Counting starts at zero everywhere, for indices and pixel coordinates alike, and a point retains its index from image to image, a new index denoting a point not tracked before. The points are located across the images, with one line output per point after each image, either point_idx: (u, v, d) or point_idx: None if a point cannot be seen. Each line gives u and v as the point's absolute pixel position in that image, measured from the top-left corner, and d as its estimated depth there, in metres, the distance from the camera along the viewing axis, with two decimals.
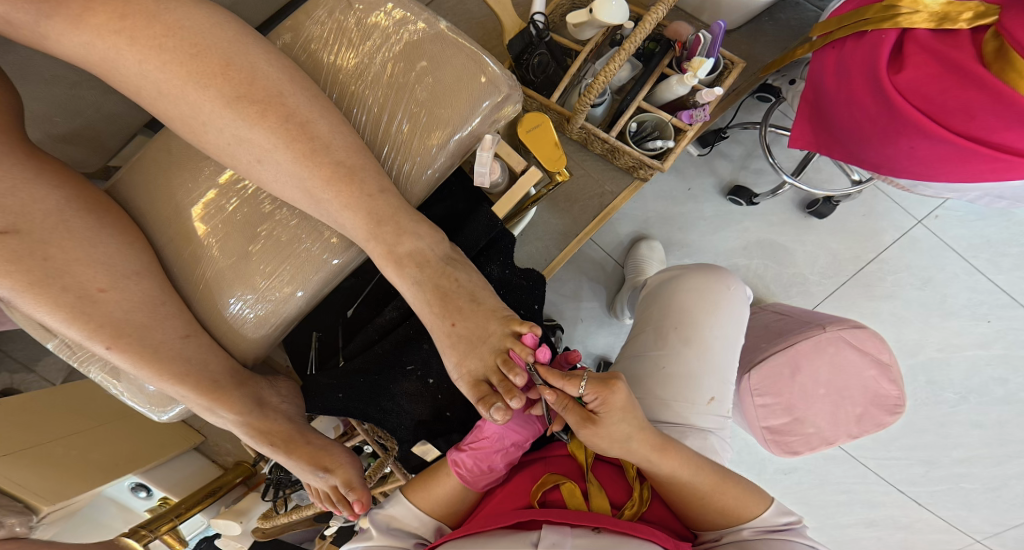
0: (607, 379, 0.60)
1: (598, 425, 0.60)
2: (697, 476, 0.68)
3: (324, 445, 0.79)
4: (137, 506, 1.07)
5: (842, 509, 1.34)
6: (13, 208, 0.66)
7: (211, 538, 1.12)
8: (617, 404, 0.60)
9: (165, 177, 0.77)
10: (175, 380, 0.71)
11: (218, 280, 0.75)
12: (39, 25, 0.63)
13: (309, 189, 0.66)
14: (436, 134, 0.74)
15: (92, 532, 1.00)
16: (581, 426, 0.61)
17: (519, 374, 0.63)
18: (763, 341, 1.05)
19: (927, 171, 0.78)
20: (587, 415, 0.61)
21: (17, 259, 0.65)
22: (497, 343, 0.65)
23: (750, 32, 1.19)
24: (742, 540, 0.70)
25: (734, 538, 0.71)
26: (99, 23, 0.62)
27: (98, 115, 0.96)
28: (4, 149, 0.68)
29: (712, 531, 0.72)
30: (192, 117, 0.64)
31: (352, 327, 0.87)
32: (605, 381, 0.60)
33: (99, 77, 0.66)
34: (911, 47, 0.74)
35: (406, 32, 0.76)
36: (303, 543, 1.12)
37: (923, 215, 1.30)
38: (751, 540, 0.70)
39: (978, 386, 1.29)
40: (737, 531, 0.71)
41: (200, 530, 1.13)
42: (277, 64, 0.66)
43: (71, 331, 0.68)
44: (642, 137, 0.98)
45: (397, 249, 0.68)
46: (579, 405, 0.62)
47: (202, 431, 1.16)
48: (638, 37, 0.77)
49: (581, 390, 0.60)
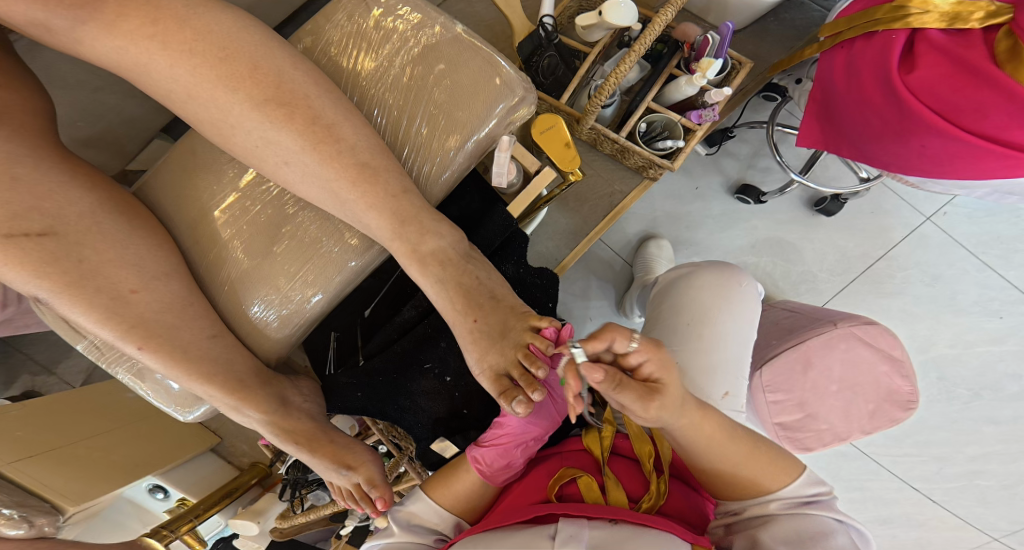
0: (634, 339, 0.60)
1: (626, 389, 0.58)
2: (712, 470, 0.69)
3: (346, 443, 0.81)
4: (153, 507, 1.10)
5: (854, 506, 1.34)
6: (49, 210, 0.68)
7: (229, 539, 1.14)
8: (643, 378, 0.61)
9: (190, 180, 0.79)
10: (202, 379, 0.73)
11: (242, 281, 0.77)
12: (75, 31, 0.65)
13: (334, 190, 0.68)
14: (454, 137, 0.75)
15: (114, 533, 1.02)
16: (610, 388, 0.58)
17: (541, 367, 0.64)
18: (774, 337, 1.06)
19: (939, 169, 0.79)
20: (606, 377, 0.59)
21: (54, 260, 0.67)
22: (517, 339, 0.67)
23: (756, 32, 1.21)
24: (768, 512, 0.69)
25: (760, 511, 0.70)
26: (133, 29, 0.64)
27: (118, 120, 0.99)
28: (39, 152, 0.70)
29: (736, 502, 0.71)
30: (221, 120, 0.67)
31: (370, 326, 0.88)
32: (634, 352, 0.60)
33: (129, 81, 0.68)
34: (923, 47, 0.75)
35: (424, 36, 0.78)
36: (318, 543, 1.13)
37: (932, 212, 1.31)
38: (777, 512, 0.69)
39: (990, 382, 1.30)
40: (764, 502, 0.70)
41: (218, 531, 1.14)
42: (302, 68, 0.68)
43: (104, 331, 0.70)
44: (652, 137, 0.99)
45: (420, 248, 0.70)
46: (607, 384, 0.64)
47: (219, 433, 1.20)
48: (648, 39, 0.79)
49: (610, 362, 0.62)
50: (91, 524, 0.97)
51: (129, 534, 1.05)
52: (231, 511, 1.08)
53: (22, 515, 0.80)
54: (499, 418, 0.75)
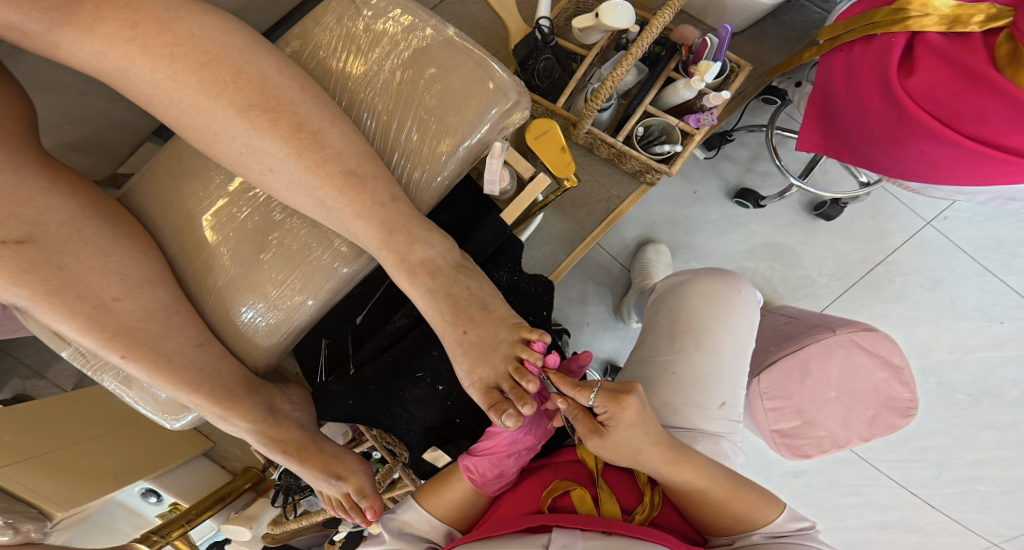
0: (618, 392, 0.60)
1: (612, 438, 0.61)
2: (709, 485, 0.67)
3: (336, 453, 0.80)
4: (147, 511, 1.07)
5: (852, 512, 1.33)
6: (28, 217, 0.66)
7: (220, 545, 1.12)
8: (625, 421, 0.59)
9: (176, 185, 0.78)
10: (188, 389, 0.72)
11: (229, 288, 0.76)
12: (51, 34, 0.64)
13: (321, 198, 0.66)
14: (446, 142, 0.74)
15: (104, 538, 1.01)
16: (595, 438, 0.62)
17: (530, 381, 0.63)
18: (772, 344, 1.04)
19: (939, 174, 0.78)
20: (597, 427, 0.61)
21: (34, 268, 0.66)
22: (507, 351, 0.65)
23: (755, 35, 1.19)
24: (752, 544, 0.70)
25: (744, 543, 0.70)
26: (112, 32, 0.63)
27: (107, 123, 0.98)
28: (19, 158, 0.68)
29: (722, 536, 0.72)
30: (204, 126, 0.65)
31: (361, 334, 0.87)
32: (615, 396, 0.59)
33: (110, 86, 0.67)
34: (922, 51, 0.74)
35: (415, 39, 0.76)
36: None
37: (932, 216, 1.30)
38: (761, 544, 0.70)
39: (991, 388, 1.28)
40: (747, 536, 0.70)
41: (210, 535, 1.12)
42: (288, 72, 0.67)
43: (86, 340, 0.68)
44: (648, 142, 0.97)
45: (409, 257, 0.68)
46: (590, 414, 0.63)
47: (211, 437, 1.17)
48: (645, 42, 0.79)
49: (591, 401, 0.60)
50: (80, 528, 0.96)
51: (120, 539, 1.04)
52: (224, 515, 1.07)
53: (8, 522, 0.79)
54: (492, 426, 0.74)
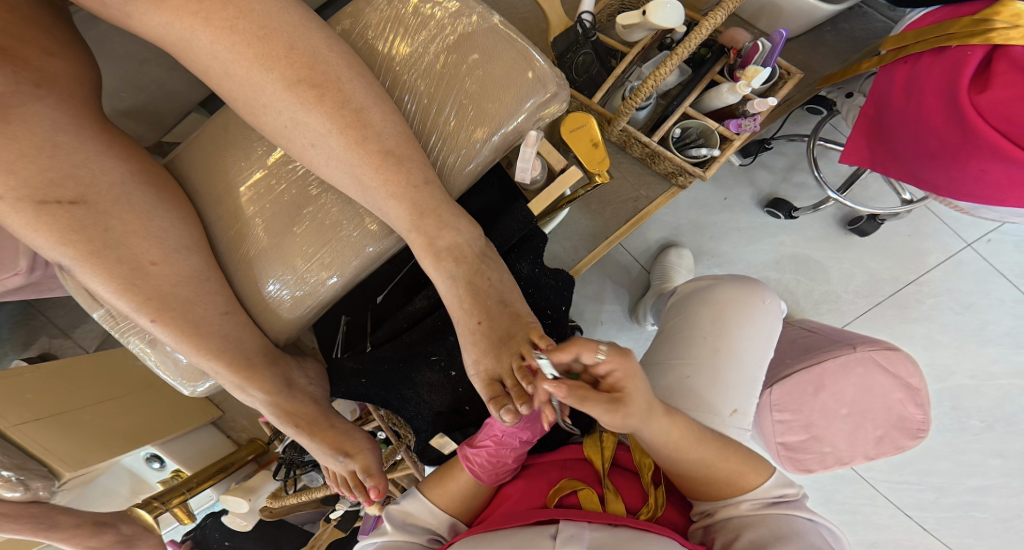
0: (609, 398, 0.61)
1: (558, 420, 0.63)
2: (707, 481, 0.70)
3: (346, 430, 0.80)
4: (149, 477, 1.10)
5: (846, 528, 1.30)
6: (82, 178, 0.68)
7: (217, 513, 1.16)
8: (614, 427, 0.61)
9: (220, 154, 0.79)
10: (211, 356, 0.73)
11: (261, 261, 0.77)
12: (126, 5, 0.65)
13: (358, 175, 0.67)
14: (482, 129, 0.74)
15: (105, 501, 1.04)
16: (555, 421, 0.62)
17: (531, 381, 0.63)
18: (788, 356, 1.00)
19: (995, 196, 0.76)
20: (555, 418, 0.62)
21: (81, 228, 0.68)
22: (517, 347, 0.66)
23: (809, 42, 1.19)
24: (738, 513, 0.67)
25: (731, 512, 0.67)
26: (179, 4, 0.64)
27: (159, 93, 1.04)
28: (82, 122, 0.71)
29: (706, 503, 0.69)
30: (254, 98, 0.66)
31: (380, 313, 0.88)
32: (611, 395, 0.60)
33: (174, 57, 0.68)
34: (1001, 65, 0.71)
35: (460, 24, 0.77)
36: (305, 524, 1.17)
37: (974, 238, 1.27)
38: (748, 513, 0.67)
39: (1007, 415, 1.25)
40: (733, 504, 0.67)
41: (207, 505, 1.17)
42: (338, 49, 0.67)
43: (120, 301, 0.70)
44: (685, 144, 0.98)
45: (437, 242, 0.69)
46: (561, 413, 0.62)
47: (220, 407, 1.19)
48: (692, 43, 0.77)
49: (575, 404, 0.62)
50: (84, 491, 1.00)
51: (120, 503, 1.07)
52: (224, 485, 1.10)
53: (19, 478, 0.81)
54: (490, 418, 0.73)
